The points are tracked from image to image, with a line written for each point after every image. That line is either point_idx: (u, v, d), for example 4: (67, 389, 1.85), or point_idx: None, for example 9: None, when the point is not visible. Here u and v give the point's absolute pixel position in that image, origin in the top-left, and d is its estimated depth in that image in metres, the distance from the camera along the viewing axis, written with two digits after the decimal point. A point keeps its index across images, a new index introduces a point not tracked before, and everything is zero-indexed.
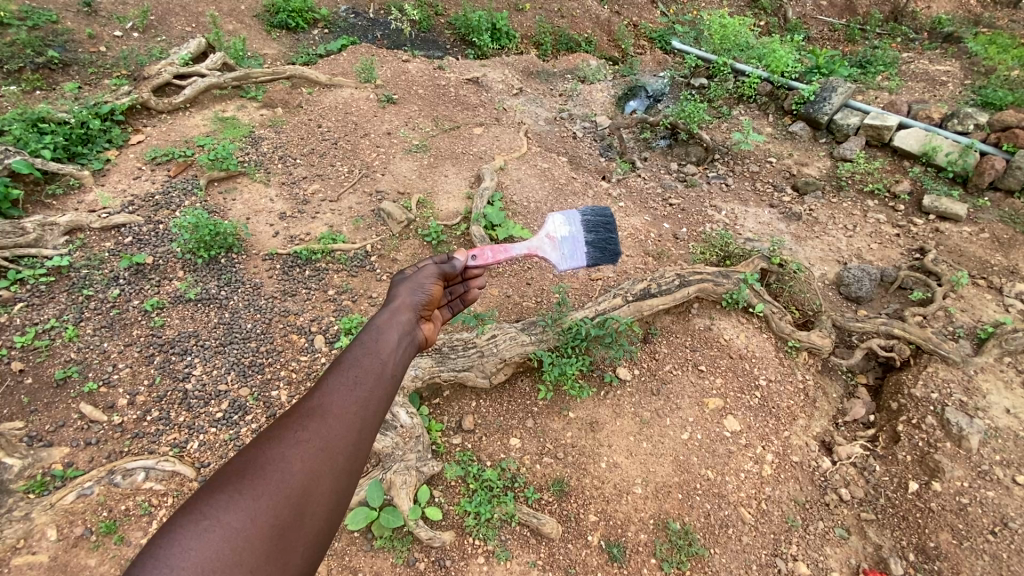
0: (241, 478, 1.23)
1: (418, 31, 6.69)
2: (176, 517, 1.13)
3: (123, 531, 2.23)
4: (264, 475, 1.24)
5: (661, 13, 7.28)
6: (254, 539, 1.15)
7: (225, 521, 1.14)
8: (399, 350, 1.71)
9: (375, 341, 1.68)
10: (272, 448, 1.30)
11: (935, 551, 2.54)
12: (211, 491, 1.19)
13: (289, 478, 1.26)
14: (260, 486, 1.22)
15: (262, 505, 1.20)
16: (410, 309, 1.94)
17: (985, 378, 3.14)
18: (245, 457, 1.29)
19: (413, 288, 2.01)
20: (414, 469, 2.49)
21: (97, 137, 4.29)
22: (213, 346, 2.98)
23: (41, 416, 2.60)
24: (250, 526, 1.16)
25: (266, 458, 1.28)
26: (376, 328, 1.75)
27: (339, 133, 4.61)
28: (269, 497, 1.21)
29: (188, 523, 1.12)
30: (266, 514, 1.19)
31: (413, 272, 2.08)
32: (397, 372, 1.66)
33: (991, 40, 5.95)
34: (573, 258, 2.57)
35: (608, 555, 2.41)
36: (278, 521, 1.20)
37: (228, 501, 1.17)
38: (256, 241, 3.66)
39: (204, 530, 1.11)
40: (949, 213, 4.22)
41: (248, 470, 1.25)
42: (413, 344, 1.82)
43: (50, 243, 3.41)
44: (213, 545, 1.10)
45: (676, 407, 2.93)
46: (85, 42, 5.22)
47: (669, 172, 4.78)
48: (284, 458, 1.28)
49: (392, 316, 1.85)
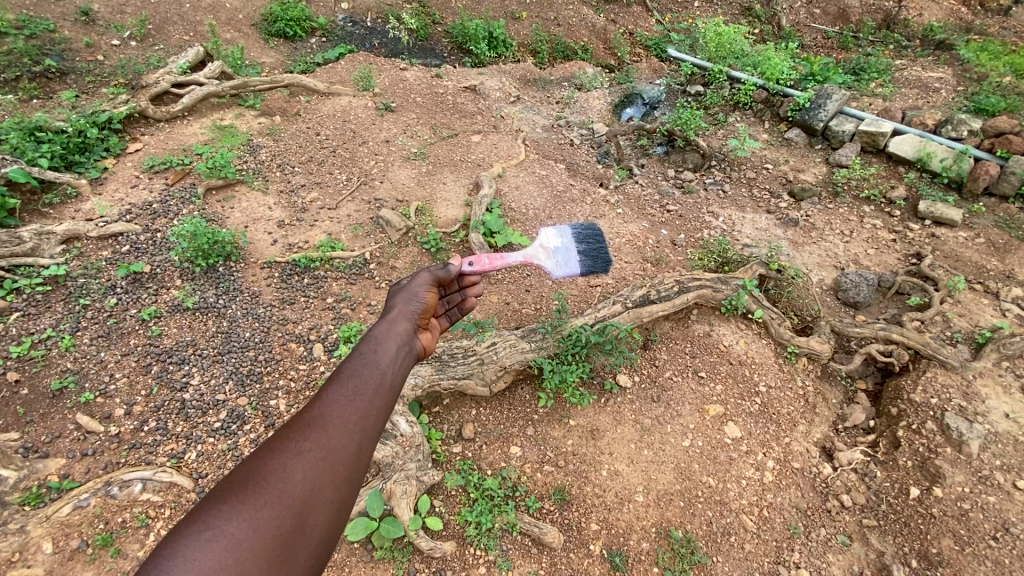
0: (245, 487, 1.22)
1: (416, 39, 6.71)
2: (181, 526, 1.13)
3: (118, 544, 2.21)
4: (267, 484, 1.24)
5: (657, 21, 7.34)
6: (258, 548, 1.15)
7: (228, 531, 1.14)
8: (398, 360, 1.70)
9: (374, 351, 1.67)
10: (275, 458, 1.30)
11: (937, 557, 2.51)
12: (214, 501, 1.19)
13: (290, 488, 1.25)
14: (263, 495, 1.22)
15: (265, 514, 1.19)
16: (409, 317, 1.92)
17: (984, 383, 3.15)
18: (248, 467, 1.29)
19: (410, 297, 1.99)
20: (414, 479, 2.47)
21: (95, 145, 4.27)
22: (210, 355, 2.97)
23: (37, 427, 2.58)
24: (254, 535, 1.15)
25: (270, 467, 1.27)
26: (375, 338, 1.74)
27: (338, 140, 4.61)
28: (272, 506, 1.21)
29: (191, 533, 1.11)
30: (268, 523, 1.18)
31: (408, 281, 2.06)
32: (397, 381, 1.64)
33: (983, 48, 6.00)
34: (567, 266, 2.56)
35: (609, 565, 2.40)
36: (280, 531, 1.19)
37: (233, 509, 1.17)
38: (254, 249, 3.64)
39: (208, 540, 1.11)
40: (945, 218, 4.25)
41: (250, 480, 1.25)
42: (412, 352, 1.81)
43: (47, 252, 3.39)
44: (216, 554, 1.10)
45: (677, 414, 2.93)
46: (83, 51, 5.23)
47: (667, 179, 4.81)
48: (287, 467, 1.28)
49: (389, 325, 1.83)
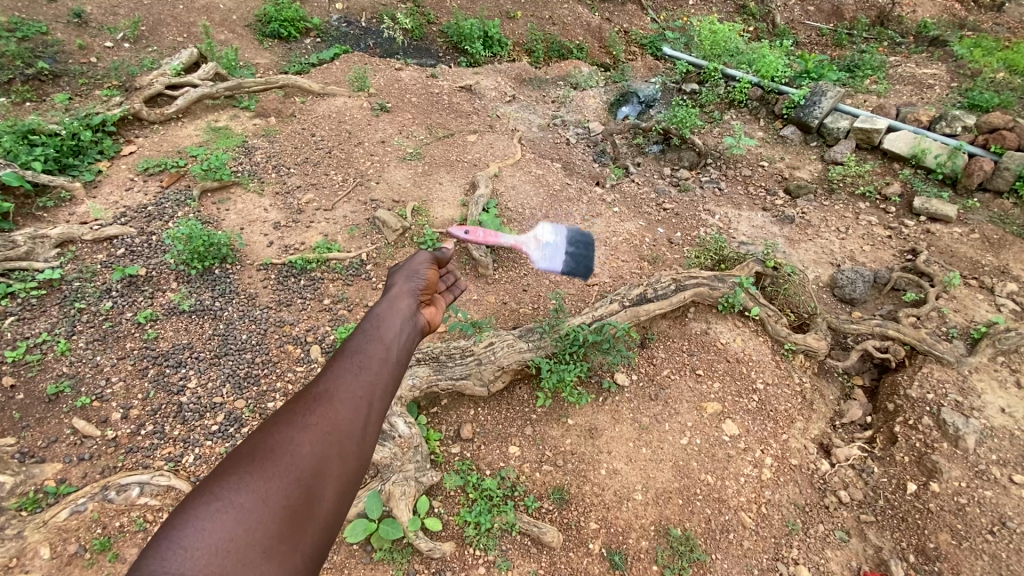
0: (252, 460, 1.23)
1: (410, 39, 6.70)
2: (190, 497, 1.14)
3: (117, 548, 2.20)
4: (274, 457, 1.24)
5: (651, 20, 7.34)
6: (267, 518, 1.15)
7: (237, 502, 1.14)
8: (401, 336, 1.69)
9: (377, 328, 1.67)
10: (281, 432, 1.30)
11: (935, 552, 2.53)
12: (223, 473, 1.20)
13: (298, 460, 1.26)
14: (271, 468, 1.22)
15: (273, 486, 1.20)
16: (410, 294, 1.91)
17: (980, 378, 3.16)
18: (255, 441, 1.29)
19: (410, 277, 1.98)
20: (413, 480, 2.47)
21: (88, 148, 4.25)
22: (207, 358, 2.96)
23: (33, 432, 2.57)
24: (263, 506, 1.16)
25: (276, 441, 1.28)
26: (377, 316, 1.73)
27: (333, 141, 4.61)
28: (280, 477, 1.21)
29: (200, 504, 1.12)
30: (277, 494, 1.19)
31: (407, 261, 2.05)
32: (401, 357, 1.64)
33: (976, 44, 6.03)
34: (550, 261, 2.60)
35: (609, 563, 2.40)
36: (289, 503, 1.20)
37: (240, 480, 1.18)
38: (250, 251, 3.63)
39: (218, 510, 1.11)
40: (939, 214, 4.27)
41: (257, 453, 1.25)
42: (415, 330, 1.79)
43: (41, 256, 3.37)
44: (225, 524, 1.10)
45: (675, 412, 2.94)
46: (75, 53, 5.20)
47: (663, 177, 4.81)
48: (294, 440, 1.28)
49: (391, 303, 1.82)
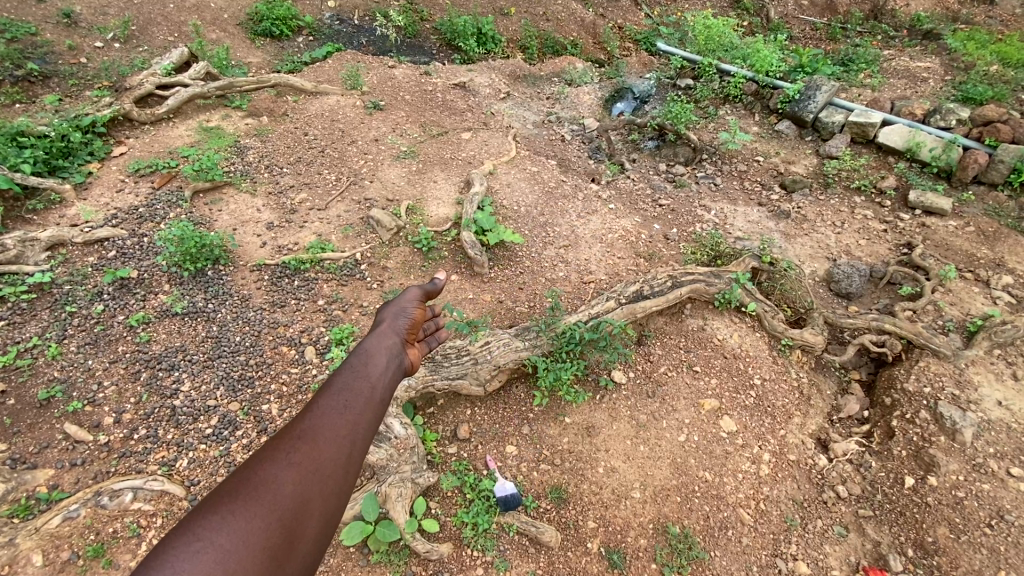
0: (234, 498, 1.22)
1: (404, 37, 6.65)
2: (171, 536, 1.12)
3: (111, 554, 2.18)
4: (257, 496, 1.23)
5: (646, 15, 7.31)
6: (246, 560, 1.13)
7: (218, 543, 1.13)
8: (387, 374, 1.69)
9: (363, 365, 1.67)
10: (265, 469, 1.29)
11: (933, 546, 2.52)
12: (203, 511, 1.18)
13: (280, 498, 1.25)
14: (252, 506, 1.21)
15: (255, 525, 1.18)
16: (396, 332, 1.90)
17: (976, 371, 3.16)
18: (236, 479, 1.28)
19: (397, 313, 1.97)
20: (409, 481, 2.46)
21: (79, 150, 4.21)
22: (200, 360, 2.93)
23: (24, 437, 2.54)
24: (243, 546, 1.14)
25: (259, 478, 1.27)
26: (364, 352, 1.73)
27: (326, 141, 4.57)
28: (262, 518, 1.20)
29: (181, 544, 1.10)
30: (258, 535, 1.18)
31: (396, 297, 2.04)
32: (386, 395, 1.64)
33: (969, 37, 6.04)
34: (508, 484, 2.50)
35: (607, 562, 2.39)
36: (270, 544, 1.18)
37: (223, 519, 1.16)
38: (243, 252, 3.60)
39: (197, 551, 1.10)
40: (935, 208, 4.26)
41: (239, 490, 1.24)
42: (401, 367, 1.79)
43: (31, 259, 3.34)
44: (205, 565, 1.09)
45: (673, 409, 2.92)
46: (65, 54, 5.15)
47: (659, 173, 4.80)
48: (277, 478, 1.27)
49: (377, 339, 1.82)
